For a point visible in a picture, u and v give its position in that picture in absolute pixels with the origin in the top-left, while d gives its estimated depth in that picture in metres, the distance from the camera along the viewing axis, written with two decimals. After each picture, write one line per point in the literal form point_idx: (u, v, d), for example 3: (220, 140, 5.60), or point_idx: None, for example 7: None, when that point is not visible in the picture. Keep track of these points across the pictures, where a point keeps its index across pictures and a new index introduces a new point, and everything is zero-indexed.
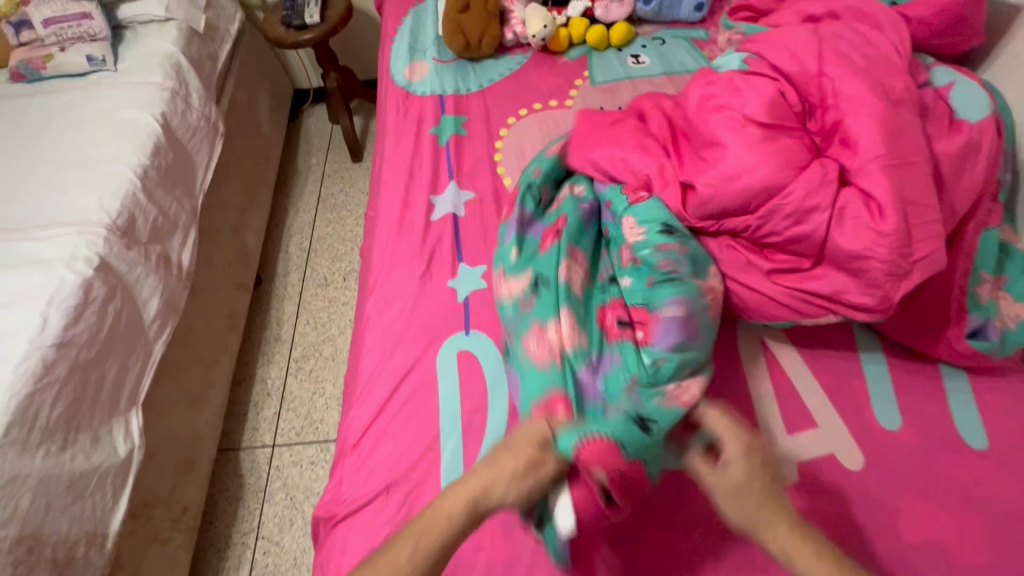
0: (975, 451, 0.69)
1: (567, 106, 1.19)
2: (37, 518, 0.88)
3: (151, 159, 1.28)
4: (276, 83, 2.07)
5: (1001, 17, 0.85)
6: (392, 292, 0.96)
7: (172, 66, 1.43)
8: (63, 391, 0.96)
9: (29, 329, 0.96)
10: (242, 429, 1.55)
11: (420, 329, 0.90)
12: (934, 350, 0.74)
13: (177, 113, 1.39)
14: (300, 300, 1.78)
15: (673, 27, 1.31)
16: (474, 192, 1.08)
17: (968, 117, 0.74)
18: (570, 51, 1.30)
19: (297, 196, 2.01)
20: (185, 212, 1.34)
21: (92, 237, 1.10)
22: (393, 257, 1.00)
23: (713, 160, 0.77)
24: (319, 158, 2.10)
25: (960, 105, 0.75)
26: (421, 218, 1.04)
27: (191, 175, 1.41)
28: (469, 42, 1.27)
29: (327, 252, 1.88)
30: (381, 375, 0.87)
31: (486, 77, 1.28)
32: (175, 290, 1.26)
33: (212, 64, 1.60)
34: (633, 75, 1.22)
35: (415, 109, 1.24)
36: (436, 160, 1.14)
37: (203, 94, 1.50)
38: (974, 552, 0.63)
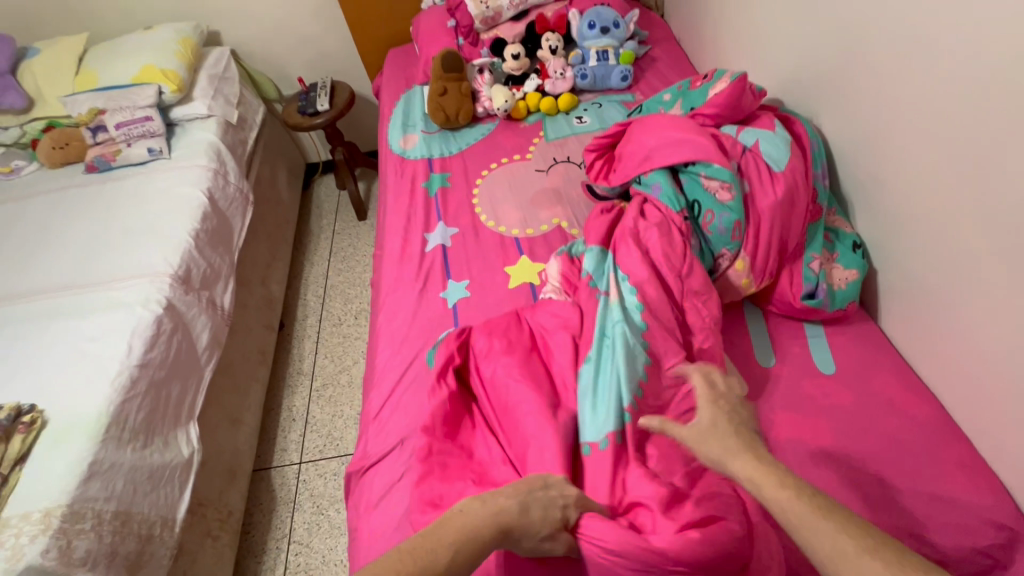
0: (822, 373, 0.96)
1: (527, 159, 1.52)
2: (128, 500, 1.12)
3: (201, 224, 1.60)
4: (292, 159, 2.45)
5: (805, 83, 1.18)
6: (398, 305, 1.25)
7: (214, 153, 1.79)
8: (144, 401, 1.22)
9: (120, 354, 1.24)
10: (271, 451, 1.78)
11: (420, 329, 1.18)
12: (781, 310, 1.05)
13: (218, 188, 1.74)
14: (319, 338, 2.06)
15: (608, 93, 1.66)
16: (458, 228, 1.39)
17: (778, 168, 1.05)
18: (528, 118, 1.65)
19: (311, 252, 2.34)
20: (226, 264, 1.65)
21: (162, 284, 1.40)
22: (398, 281, 1.31)
23: (583, 405, 0.88)
24: (329, 220, 2.45)
25: (772, 158, 1.06)
26: (417, 251, 1.35)
27: (230, 236, 1.73)
28: (448, 116, 1.62)
29: (340, 296, 2.18)
30: (392, 365, 1.14)
31: (464, 142, 1.63)
32: (220, 327, 1.54)
33: (243, 147, 1.98)
34: (579, 132, 1.56)
35: (410, 170, 1.58)
36: (427, 207, 1.46)
37: (238, 172, 1.86)
38: (822, 440, 0.88)
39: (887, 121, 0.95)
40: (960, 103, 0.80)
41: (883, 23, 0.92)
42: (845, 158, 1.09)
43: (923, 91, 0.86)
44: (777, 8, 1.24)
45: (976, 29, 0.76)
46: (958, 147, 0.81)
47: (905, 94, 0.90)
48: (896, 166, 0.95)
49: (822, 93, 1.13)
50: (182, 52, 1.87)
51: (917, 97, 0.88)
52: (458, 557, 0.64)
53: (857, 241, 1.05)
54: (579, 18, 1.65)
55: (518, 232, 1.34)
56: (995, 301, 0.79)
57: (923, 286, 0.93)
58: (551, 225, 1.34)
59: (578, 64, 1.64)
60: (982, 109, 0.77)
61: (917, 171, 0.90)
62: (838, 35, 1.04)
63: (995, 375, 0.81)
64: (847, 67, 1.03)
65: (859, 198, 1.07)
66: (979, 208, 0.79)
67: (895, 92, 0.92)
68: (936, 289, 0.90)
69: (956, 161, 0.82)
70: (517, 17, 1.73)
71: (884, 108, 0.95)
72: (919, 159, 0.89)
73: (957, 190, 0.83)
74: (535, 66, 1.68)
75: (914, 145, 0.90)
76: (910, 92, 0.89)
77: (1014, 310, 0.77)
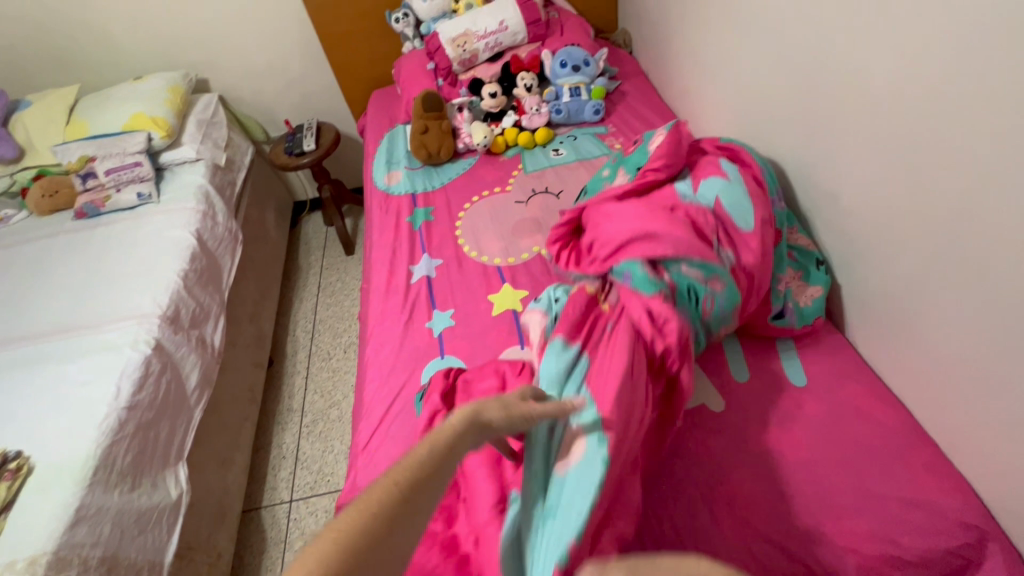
0: (794, 386, 1.01)
1: (507, 192, 1.58)
2: (115, 544, 1.11)
3: (189, 264, 1.63)
4: (279, 198, 2.51)
5: (766, 112, 1.26)
6: (385, 336, 1.28)
7: (202, 195, 1.84)
8: (132, 443, 1.22)
9: (108, 396, 1.25)
10: (261, 490, 1.77)
11: (407, 360, 1.21)
12: (755, 330, 1.09)
13: (207, 229, 1.78)
14: (309, 373, 2.06)
15: (583, 126, 1.74)
16: (442, 259, 1.43)
17: (745, 225, 1.05)
18: (507, 151, 1.72)
19: (300, 288, 2.36)
20: (216, 303, 1.67)
21: (150, 325, 1.42)
22: (384, 313, 1.34)
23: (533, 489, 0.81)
24: (317, 256, 2.48)
25: (737, 216, 1.06)
26: (403, 282, 1.39)
27: (219, 275, 1.76)
28: (430, 152, 1.68)
29: (328, 331, 2.19)
30: (379, 397, 1.16)
31: (446, 177, 1.69)
32: (210, 366, 1.55)
33: (231, 188, 2.02)
34: (555, 163, 1.63)
35: (394, 205, 1.64)
36: (412, 240, 1.51)
37: (226, 212, 1.90)
38: (798, 450, 0.91)
39: (842, 145, 1.03)
40: (901, 127, 0.87)
41: (834, 57, 1.01)
42: (806, 180, 1.16)
43: (871, 117, 0.94)
44: (737, 45, 1.33)
45: (911, 62, 0.84)
46: (903, 167, 0.88)
47: (856, 119, 0.97)
48: (851, 187, 1.02)
49: (783, 121, 1.21)
50: (172, 99, 1.94)
51: (866, 122, 0.95)
52: (435, 453, 0.58)
53: (819, 259, 1.11)
54: (551, 58, 1.74)
55: (499, 261, 1.38)
56: (947, 310, 0.85)
57: (884, 297, 0.98)
58: (532, 253, 1.39)
59: (552, 100, 1.73)
60: (920, 133, 0.84)
61: (870, 191, 0.97)
62: (796, 67, 1.13)
63: (956, 379, 0.86)
64: (804, 97, 1.12)
65: (821, 218, 1.14)
66: (926, 223, 0.86)
67: (848, 118, 1.00)
68: (896, 300, 0.95)
69: (904, 179, 0.89)
70: (493, 58, 1.82)
71: (839, 134, 1.03)
72: (872, 180, 0.96)
73: (906, 207, 0.89)
74: (512, 103, 1.76)
75: (867, 166, 0.97)
76: (860, 118, 0.96)
77: (967, 316, 0.82)
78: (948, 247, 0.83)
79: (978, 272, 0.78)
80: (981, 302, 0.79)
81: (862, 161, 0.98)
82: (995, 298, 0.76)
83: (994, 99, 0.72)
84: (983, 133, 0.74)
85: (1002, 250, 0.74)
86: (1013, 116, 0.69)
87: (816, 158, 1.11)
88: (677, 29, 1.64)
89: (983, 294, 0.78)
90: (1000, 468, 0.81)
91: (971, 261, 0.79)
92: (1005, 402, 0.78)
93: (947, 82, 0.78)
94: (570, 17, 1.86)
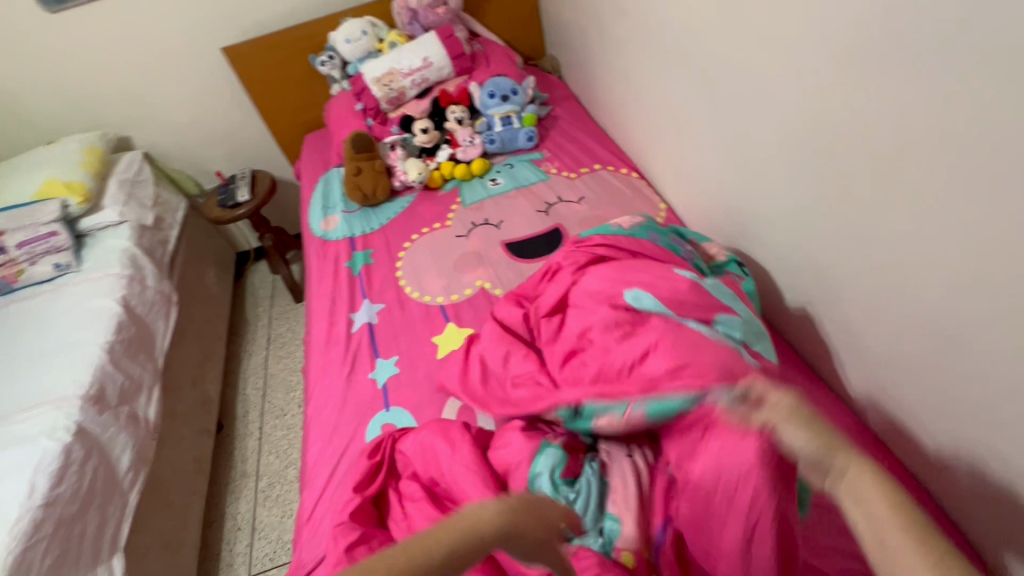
0: None
1: (447, 227, 1.55)
2: None
3: (115, 335, 1.52)
4: (220, 252, 2.40)
5: (695, 127, 1.29)
6: (326, 393, 1.22)
7: (128, 259, 1.74)
8: (51, 545, 1.12)
9: (20, 496, 1.14)
10: (217, 570, 1.64)
11: (351, 416, 1.15)
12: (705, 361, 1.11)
13: (135, 294, 1.67)
14: (262, 434, 1.95)
15: (519, 154, 1.73)
16: (384, 303, 1.38)
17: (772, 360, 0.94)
18: (445, 185, 1.69)
19: (248, 343, 2.26)
20: (148, 373, 1.57)
21: (70, 409, 1.31)
22: (325, 367, 1.28)
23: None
24: (265, 306, 2.39)
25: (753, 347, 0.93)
26: (343, 332, 1.33)
27: (152, 342, 1.65)
28: (366, 193, 1.64)
29: (281, 385, 2.09)
30: (323, 459, 1.10)
31: (384, 217, 1.65)
32: (145, 442, 1.44)
33: (163, 247, 1.92)
34: (494, 194, 1.62)
35: (332, 251, 1.58)
36: (352, 286, 1.45)
37: (156, 274, 1.79)
38: None
39: (771, 151, 1.05)
40: (827, 128, 0.90)
41: (752, 67, 1.04)
42: (742, 187, 1.19)
43: (796, 122, 0.97)
44: (659, 66, 1.37)
45: (828, 67, 0.87)
46: (836, 172, 0.91)
47: (784, 126, 1.00)
48: (788, 195, 1.04)
49: (713, 134, 1.23)
50: (87, 162, 1.85)
51: (795, 130, 0.98)
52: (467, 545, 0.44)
53: (738, 262, 1.16)
54: (479, 89, 1.74)
55: (443, 299, 1.34)
56: (893, 303, 0.87)
57: (835, 292, 1.01)
58: (475, 288, 1.35)
59: (484, 130, 1.72)
60: (843, 131, 0.87)
61: (806, 192, 1.00)
62: (717, 82, 1.16)
63: (910, 364, 0.88)
64: (729, 108, 1.15)
65: (763, 227, 1.15)
66: (866, 221, 0.88)
67: (774, 124, 1.03)
68: (846, 295, 0.98)
69: (839, 182, 0.91)
70: (422, 94, 1.81)
71: (768, 139, 1.06)
72: (807, 185, 0.98)
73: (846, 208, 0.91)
74: (446, 137, 1.74)
75: (801, 173, 0.99)
76: (786, 124, 0.99)
77: (914, 311, 0.83)
78: (882, 238, 0.86)
79: (913, 259, 0.81)
80: (922, 294, 0.81)
81: (792, 169, 1.01)
82: (932, 283, 0.79)
83: (910, 103, 0.74)
84: (903, 133, 0.77)
85: (934, 236, 0.77)
86: (930, 118, 0.72)
87: (750, 167, 1.14)
88: (600, 52, 1.68)
89: (926, 289, 0.79)
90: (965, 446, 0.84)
91: (909, 258, 0.81)
92: (959, 381, 0.81)
93: (862, 82, 0.81)
94: (496, 48, 1.88)
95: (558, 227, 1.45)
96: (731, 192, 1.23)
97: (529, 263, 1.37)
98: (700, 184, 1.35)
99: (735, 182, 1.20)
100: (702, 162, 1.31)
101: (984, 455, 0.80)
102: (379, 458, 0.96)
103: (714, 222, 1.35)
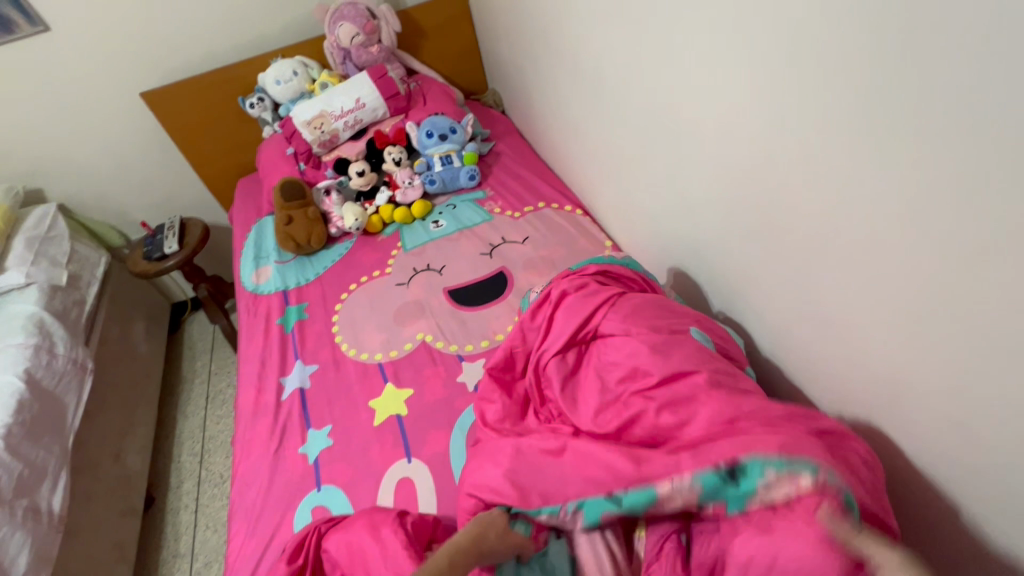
0: None
1: (386, 274, 1.47)
2: None
3: (14, 416, 1.36)
4: (150, 305, 2.22)
5: (635, 164, 1.26)
6: (251, 473, 1.11)
7: (35, 325, 1.56)
8: None
9: None
10: None
11: (278, 500, 1.04)
12: None
13: (41, 365, 1.50)
14: (197, 506, 1.78)
15: (461, 193, 1.68)
16: (318, 363, 1.28)
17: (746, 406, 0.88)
18: (385, 229, 1.61)
19: (183, 403, 2.08)
20: (55, 456, 1.40)
21: None
22: (251, 440, 1.17)
23: None
24: (203, 360, 2.22)
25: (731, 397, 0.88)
26: (272, 400, 1.22)
27: (62, 418, 1.48)
28: (299, 242, 1.54)
29: (220, 448, 1.92)
30: (247, 552, 0.99)
31: (321, 266, 1.55)
32: (47, 539, 1.29)
33: (79, 308, 1.76)
34: (435, 237, 1.54)
35: (263, 306, 1.47)
36: (283, 346, 1.34)
37: (69, 339, 1.62)
38: None
39: (712, 190, 1.03)
40: (766, 166, 0.88)
41: (685, 107, 1.02)
42: (686, 224, 1.16)
43: (734, 163, 0.94)
44: (595, 105, 1.34)
45: (760, 108, 0.84)
46: (780, 213, 0.88)
47: (724, 167, 0.97)
48: (730, 232, 1.02)
49: (655, 173, 1.20)
50: None
51: (735, 170, 0.95)
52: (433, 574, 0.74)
53: None
54: (417, 129, 1.68)
55: (381, 356, 1.25)
56: (852, 346, 0.83)
57: (789, 329, 0.98)
58: (416, 342, 1.27)
59: (424, 171, 1.66)
60: (781, 172, 0.85)
61: (750, 230, 0.97)
62: (652, 121, 1.13)
63: (870, 405, 0.85)
64: (666, 148, 1.12)
65: (713, 263, 1.12)
66: (817, 263, 0.84)
67: (711, 167, 1.01)
68: (799, 332, 0.95)
69: (783, 224, 0.88)
70: (357, 136, 1.74)
71: (707, 180, 1.04)
72: (753, 223, 0.95)
73: (795, 248, 0.88)
74: (384, 179, 1.67)
75: (744, 213, 0.96)
76: (722, 164, 0.97)
77: (874, 355, 0.80)
78: (829, 276, 0.83)
79: (863, 296, 0.78)
80: (883, 342, 0.77)
81: (737, 208, 0.98)
82: (883, 324, 0.76)
83: (845, 148, 0.72)
84: (842, 172, 0.74)
85: (878, 276, 0.74)
86: (871, 161, 0.70)
87: (694, 206, 1.10)
88: (538, 89, 1.66)
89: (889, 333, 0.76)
90: (924, 490, 0.81)
91: (865, 301, 0.78)
92: (913, 421, 0.78)
93: (793, 127, 0.79)
94: (433, 85, 1.83)
95: (502, 270, 1.39)
96: (676, 230, 1.20)
97: (472, 313, 1.30)
98: (646, 222, 1.32)
99: (680, 219, 1.17)
100: (645, 198, 1.28)
101: (949, 501, 0.77)
102: (301, 561, 0.85)
103: (664, 260, 1.31)
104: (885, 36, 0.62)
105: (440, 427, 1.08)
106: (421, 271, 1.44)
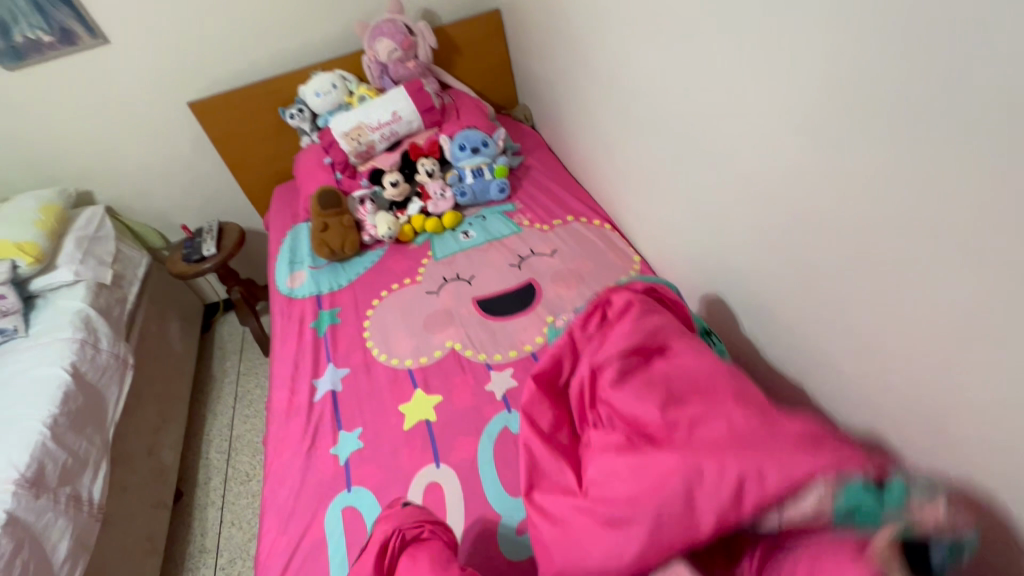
0: None
1: (417, 282, 1.50)
2: None
3: (60, 406, 1.42)
4: (186, 304, 2.30)
5: (663, 182, 1.28)
6: (284, 472, 1.14)
7: (81, 320, 1.64)
8: None
9: None
10: None
11: (310, 499, 1.07)
12: None
13: (86, 359, 1.57)
14: (224, 503, 1.82)
15: (490, 205, 1.71)
16: (349, 367, 1.31)
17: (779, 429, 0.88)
18: (417, 238, 1.65)
19: (213, 402, 2.14)
20: (95, 447, 1.45)
21: None
22: (284, 440, 1.20)
23: None
24: (233, 360, 2.28)
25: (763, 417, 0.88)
26: (305, 401, 1.25)
27: (102, 411, 1.54)
28: (333, 249, 1.59)
29: (247, 447, 1.97)
30: (278, 548, 1.02)
31: (353, 272, 1.60)
32: (86, 527, 1.35)
33: (121, 306, 1.83)
34: (465, 247, 1.58)
35: (297, 309, 1.52)
36: (316, 349, 1.38)
37: (112, 335, 1.69)
38: None
39: (739, 210, 1.04)
40: (794, 189, 0.89)
41: (712, 129, 1.04)
42: (712, 242, 1.17)
43: (760, 185, 0.96)
44: (625, 122, 1.37)
45: (788, 134, 0.86)
46: (808, 235, 0.89)
47: (751, 189, 0.99)
48: (757, 252, 1.03)
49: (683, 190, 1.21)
50: (43, 220, 1.77)
51: (761, 193, 0.96)
52: None
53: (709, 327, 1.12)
54: (449, 142, 1.73)
55: (410, 362, 1.28)
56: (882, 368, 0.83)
57: (817, 351, 0.98)
58: (445, 350, 1.29)
59: (455, 183, 1.70)
60: (810, 196, 0.86)
61: (778, 251, 0.98)
62: (681, 141, 1.15)
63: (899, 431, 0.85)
64: (694, 167, 1.14)
65: (739, 283, 1.13)
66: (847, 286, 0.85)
67: (738, 188, 1.02)
68: (827, 354, 0.95)
69: (812, 245, 0.89)
70: (391, 147, 1.80)
71: (734, 200, 1.05)
72: (781, 245, 0.96)
73: (824, 271, 0.89)
74: (416, 189, 1.72)
75: (772, 235, 0.97)
76: (750, 185, 0.98)
77: (904, 380, 0.80)
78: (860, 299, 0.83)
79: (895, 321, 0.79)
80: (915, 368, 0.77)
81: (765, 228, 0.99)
82: (912, 351, 0.77)
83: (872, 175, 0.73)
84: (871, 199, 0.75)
85: (908, 302, 0.75)
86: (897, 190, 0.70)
87: (722, 226, 1.11)
88: (569, 106, 1.70)
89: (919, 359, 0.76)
90: None
91: (895, 326, 0.78)
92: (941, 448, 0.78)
93: (819, 154, 0.81)
94: (466, 99, 1.88)
95: (530, 282, 1.41)
96: (703, 248, 1.22)
97: (501, 323, 1.32)
98: (674, 238, 1.33)
99: (707, 238, 1.18)
100: (672, 215, 1.29)
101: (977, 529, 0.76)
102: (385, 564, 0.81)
103: (690, 276, 1.32)
104: (911, 71, 0.63)
105: (468, 434, 1.10)
106: (455, 280, 1.47)
